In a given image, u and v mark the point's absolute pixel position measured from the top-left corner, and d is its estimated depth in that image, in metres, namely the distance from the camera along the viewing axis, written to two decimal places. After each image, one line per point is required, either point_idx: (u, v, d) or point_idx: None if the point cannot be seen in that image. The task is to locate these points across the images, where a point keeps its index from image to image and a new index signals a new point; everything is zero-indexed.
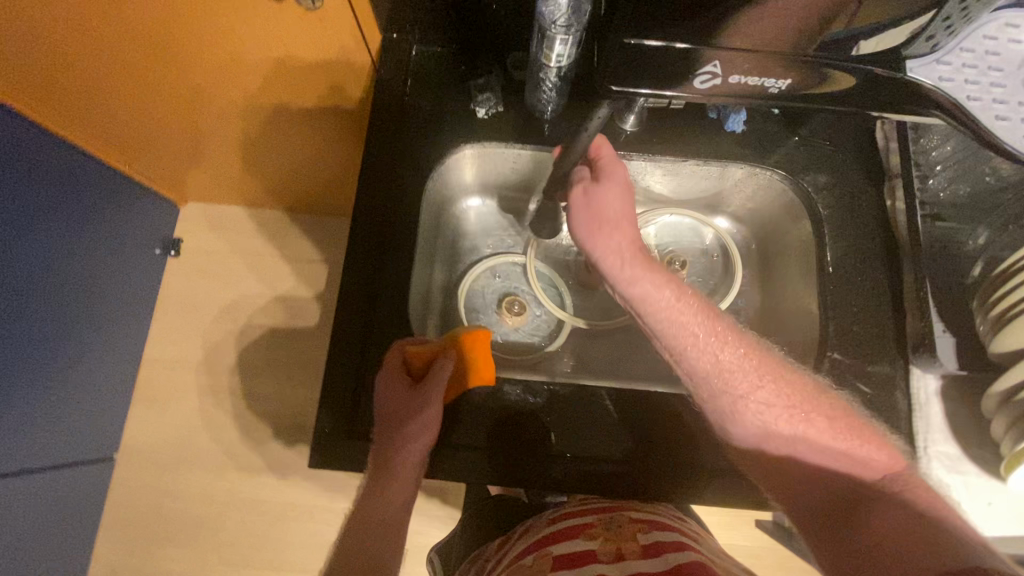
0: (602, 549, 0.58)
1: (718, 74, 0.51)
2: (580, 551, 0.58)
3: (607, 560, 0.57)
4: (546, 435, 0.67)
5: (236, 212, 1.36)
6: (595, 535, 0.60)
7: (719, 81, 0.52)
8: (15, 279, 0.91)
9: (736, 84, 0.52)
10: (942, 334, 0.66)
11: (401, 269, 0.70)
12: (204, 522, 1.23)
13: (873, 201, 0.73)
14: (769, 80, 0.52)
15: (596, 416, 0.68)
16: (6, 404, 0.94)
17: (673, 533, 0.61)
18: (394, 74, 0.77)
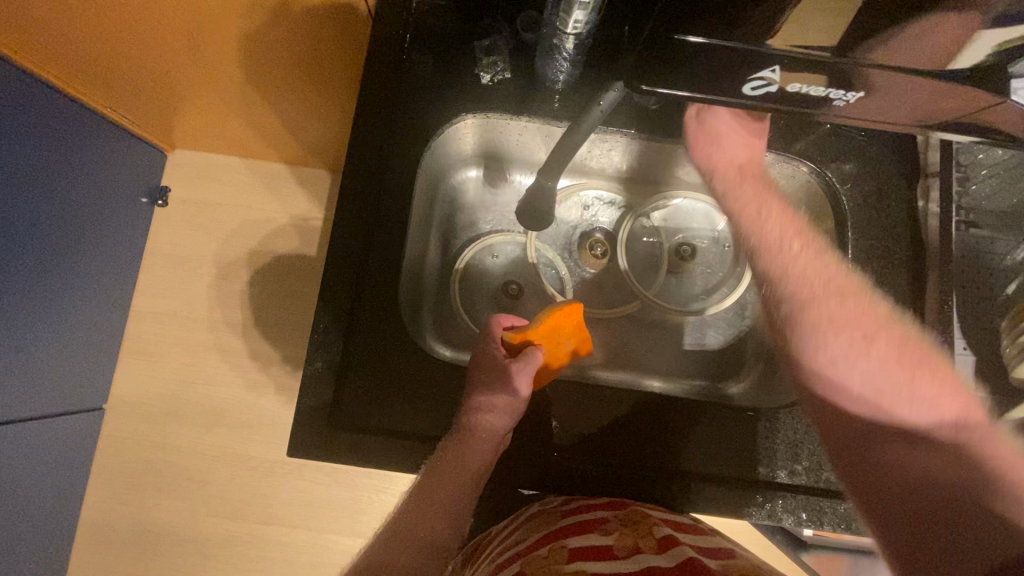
0: (618, 545, 0.55)
1: (770, 84, 0.48)
2: (596, 545, 0.55)
3: (623, 555, 0.54)
4: (528, 431, 0.66)
5: (225, 162, 1.29)
6: (609, 532, 0.57)
7: (773, 90, 0.49)
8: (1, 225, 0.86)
9: (797, 93, 0.49)
10: (963, 351, 0.62)
11: (392, 248, 0.65)
12: (193, 476, 1.23)
13: (903, 201, 0.68)
14: (837, 93, 0.49)
15: (585, 411, 0.67)
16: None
17: (689, 533, 0.59)
18: (392, 26, 0.69)
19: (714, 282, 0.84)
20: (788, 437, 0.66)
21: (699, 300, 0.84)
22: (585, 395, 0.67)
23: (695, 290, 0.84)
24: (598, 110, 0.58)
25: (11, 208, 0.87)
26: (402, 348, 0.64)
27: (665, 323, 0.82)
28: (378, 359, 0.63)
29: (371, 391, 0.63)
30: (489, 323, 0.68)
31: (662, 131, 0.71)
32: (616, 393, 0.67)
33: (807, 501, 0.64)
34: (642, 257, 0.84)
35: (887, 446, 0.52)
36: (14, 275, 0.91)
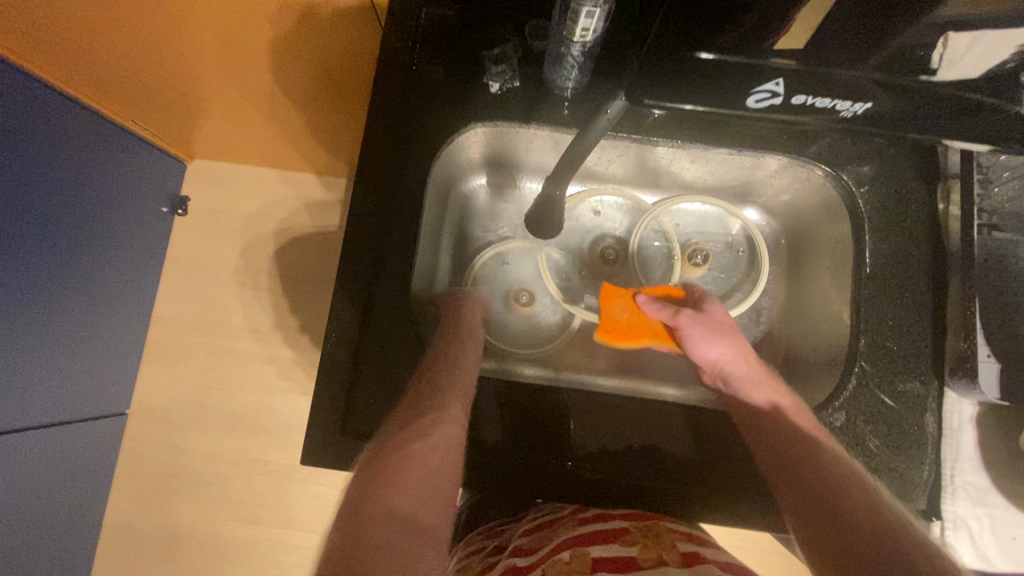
0: (642, 556, 0.55)
1: (778, 93, 0.45)
2: (621, 557, 0.55)
3: (648, 567, 0.54)
4: (542, 438, 0.66)
5: (243, 171, 1.32)
6: (633, 542, 0.57)
7: (779, 100, 0.46)
8: (25, 235, 0.89)
9: (800, 104, 0.46)
10: (987, 358, 0.61)
11: (402, 257, 0.65)
12: (213, 480, 1.25)
13: (923, 204, 0.66)
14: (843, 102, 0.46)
15: (598, 421, 0.66)
16: (22, 360, 0.95)
17: (711, 548, 0.58)
18: (402, 37, 0.70)
19: (728, 287, 0.83)
20: None
21: None
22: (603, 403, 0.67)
23: (706, 295, 0.83)
24: (604, 119, 0.56)
25: (35, 218, 0.89)
26: (414, 357, 0.64)
27: None
28: (388, 367, 0.64)
29: (383, 399, 0.63)
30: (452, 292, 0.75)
31: (671, 137, 0.70)
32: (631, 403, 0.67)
33: None
34: (654, 262, 0.83)
35: (803, 466, 0.59)
36: (38, 284, 0.93)
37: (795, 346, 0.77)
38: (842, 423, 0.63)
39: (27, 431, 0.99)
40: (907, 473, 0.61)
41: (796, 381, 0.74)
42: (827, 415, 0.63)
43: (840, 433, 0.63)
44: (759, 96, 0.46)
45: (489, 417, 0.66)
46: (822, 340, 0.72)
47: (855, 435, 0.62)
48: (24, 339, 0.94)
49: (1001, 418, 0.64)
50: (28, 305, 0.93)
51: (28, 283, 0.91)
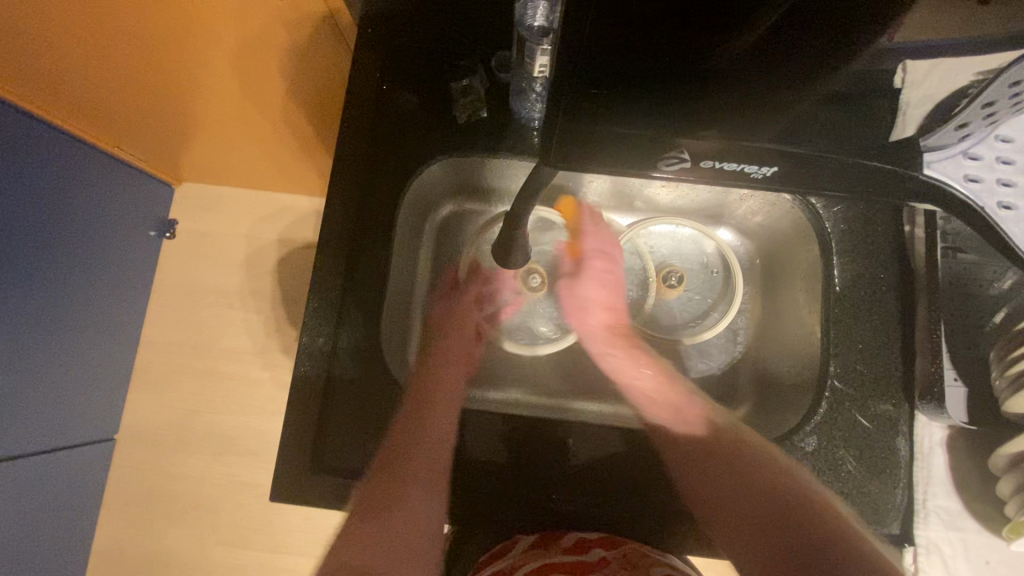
0: None
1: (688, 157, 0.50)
2: None
3: None
4: (523, 465, 0.64)
5: (230, 194, 1.32)
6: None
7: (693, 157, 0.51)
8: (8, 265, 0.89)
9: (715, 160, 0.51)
10: (954, 383, 0.61)
11: (374, 287, 0.66)
12: (202, 504, 1.24)
13: (891, 226, 0.67)
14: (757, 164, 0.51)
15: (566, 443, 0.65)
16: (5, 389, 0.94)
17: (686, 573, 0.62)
18: (372, 66, 0.70)
19: (704, 309, 0.83)
20: None
21: (688, 324, 0.83)
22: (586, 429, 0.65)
23: (683, 314, 0.84)
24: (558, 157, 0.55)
25: (17, 248, 0.89)
26: (388, 386, 0.64)
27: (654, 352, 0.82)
28: (360, 397, 0.64)
29: (356, 430, 0.63)
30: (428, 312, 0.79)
31: None
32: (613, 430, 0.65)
33: None
34: (631, 283, 0.84)
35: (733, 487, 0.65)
36: (24, 312, 0.94)
37: (771, 367, 0.77)
38: (815, 447, 0.63)
39: (11, 460, 0.98)
40: (881, 497, 0.61)
41: (773, 402, 0.75)
42: (799, 440, 0.63)
43: (813, 458, 0.63)
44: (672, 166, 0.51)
45: (460, 443, 0.66)
46: (797, 362, 0.72)
47: (826, 459, 0.62)
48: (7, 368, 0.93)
49: (973, 441, 0.64)
50: (11, 335, 0.93)
51: (11, 313, 0.91)
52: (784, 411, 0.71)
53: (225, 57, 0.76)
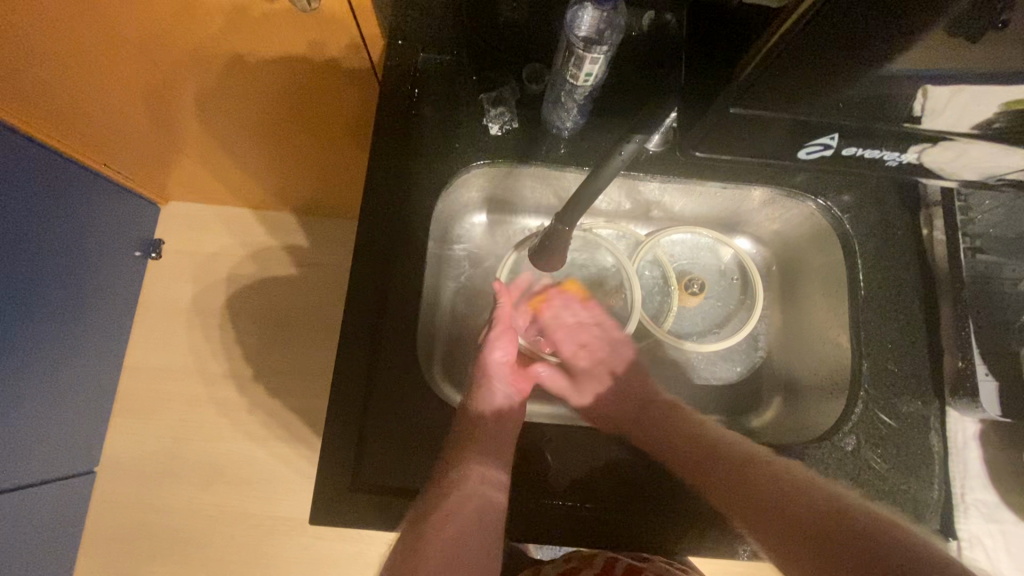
0: None
1: (829, 147, 0.55)
2: None
3: None
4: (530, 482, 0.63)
5: (218, 211, 1.24)
6: None
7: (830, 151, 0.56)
8: None
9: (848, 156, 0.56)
10: (985, 377, 0.63)
11: (408, 299, 0.64)
12: (190, 539, 1.11)
13: (908, 228, 0.70)
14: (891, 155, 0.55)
15: (588, 444, 0.64)
16: None
17: None
18: (400, 81, 0.71)
19: (725, 314, 0.84)
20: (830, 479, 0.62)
21: (710, 330, 0.84)
22: (570, 434, 0.65)
23: (705, 321, 0.85)
24: (618, 159, 0.60)
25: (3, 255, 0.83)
26: (424, 399, 0.62)
27: (680, 360, 0.82)
28: (397, 411, 0.62)
29: (391, 447, 0.61)
30: (453, 325, 0.78)
31: (667, 174, 0.71)
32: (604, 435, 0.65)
33: None
34: (652, 292, 0.84)
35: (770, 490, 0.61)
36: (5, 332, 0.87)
37: (795, 371, 0.78)
38: (853, 446, 0.63)
39: None
40: (918, 495, 0.62)
41: (799, 405, 0.75)
42: (838, 440, 0.63)
43: (852, 457, 0.63)
44: (810, 150, 0.56)
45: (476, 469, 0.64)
46: (821, 364, 0.73)
47: (863, 459, 0.63)
48: None
49: (1000, 435, 0.65)
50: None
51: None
52: (813, 413, 0.72)
53: (234, 63, 0.71)
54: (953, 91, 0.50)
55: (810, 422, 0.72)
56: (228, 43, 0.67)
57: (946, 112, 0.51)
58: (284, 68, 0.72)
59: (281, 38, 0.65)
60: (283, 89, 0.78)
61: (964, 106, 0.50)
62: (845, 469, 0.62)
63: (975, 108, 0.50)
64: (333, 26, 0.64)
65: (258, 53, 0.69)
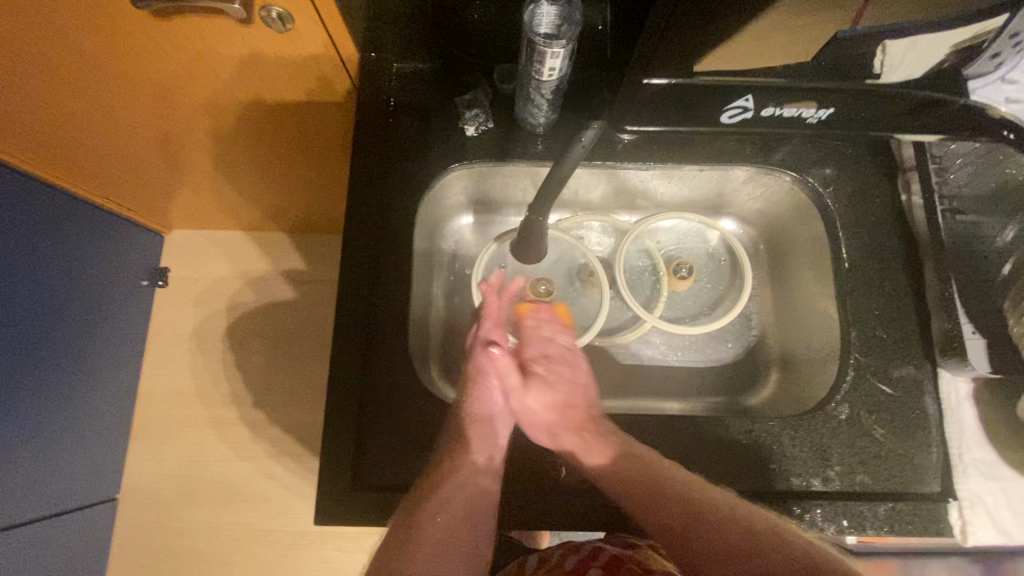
0: None
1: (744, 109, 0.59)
2: None
3: None
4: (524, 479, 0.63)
5: (219, 236, 1.27)
6: None
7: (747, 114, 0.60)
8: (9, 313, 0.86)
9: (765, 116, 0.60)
10: (973, 336, 0.63)
11: (399, 302, 0.66)
12: (213, 558, 1.13)
13: (888, 195, 0.70)
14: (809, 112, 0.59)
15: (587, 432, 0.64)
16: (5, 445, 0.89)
17: None
18: (377, 93, 0.73)
19: (715, 296, 0.85)
20: (826, 448, 0.62)
21: (702, 312, 0.85)
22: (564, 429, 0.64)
23: (697, 304, 0.85)
24: (580, 147, 0.62)
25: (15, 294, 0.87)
26: (421, 398, 0.64)
27: (673, 344, 0.83)
28: (396, 411, 0.63)
29: (391, 448, 0.62)
30: (446, 325, 0.79)
31: (644, 160, 0.72)
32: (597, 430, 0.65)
33: (851, 505, 0.61)
34: (641, 280, 0.85)
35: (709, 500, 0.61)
36: (21, 365, 0.90)
37: (789, 347, 0.78)
38: (847, 415, 0.63)
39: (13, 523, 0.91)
40: (916, 459, 0.62)
41: (795, 380, 0.76)
42: (832, 410, 0.64)
43: (846, 426, 0.63)
44: (731, 113, 0.59)
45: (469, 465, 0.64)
46: (814, 338, 0.74)
47: (859, 427, 0.63)
48: (10, 421, 0.89)
49: (995, 393, 0.66)
50: (14, 384, 0.89)
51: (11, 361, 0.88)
52: (808, 387, 0.73)
53: (219, 88, 0.73)
54: (908, 44, 0.53)
55: (806, 394, 0.72)
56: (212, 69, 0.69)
57: (902, 65, 0.55)
58: (267, 92, 0.75)
59: (261, 60, 0.67)
60: (268, 113, 0.80)
61: (916, 57, 0.54)
62: (839, 438, 0.63)
63: (928, 57, 0.54)
64: (308, 47, 0.66)
65: (242, 78, 0.71)
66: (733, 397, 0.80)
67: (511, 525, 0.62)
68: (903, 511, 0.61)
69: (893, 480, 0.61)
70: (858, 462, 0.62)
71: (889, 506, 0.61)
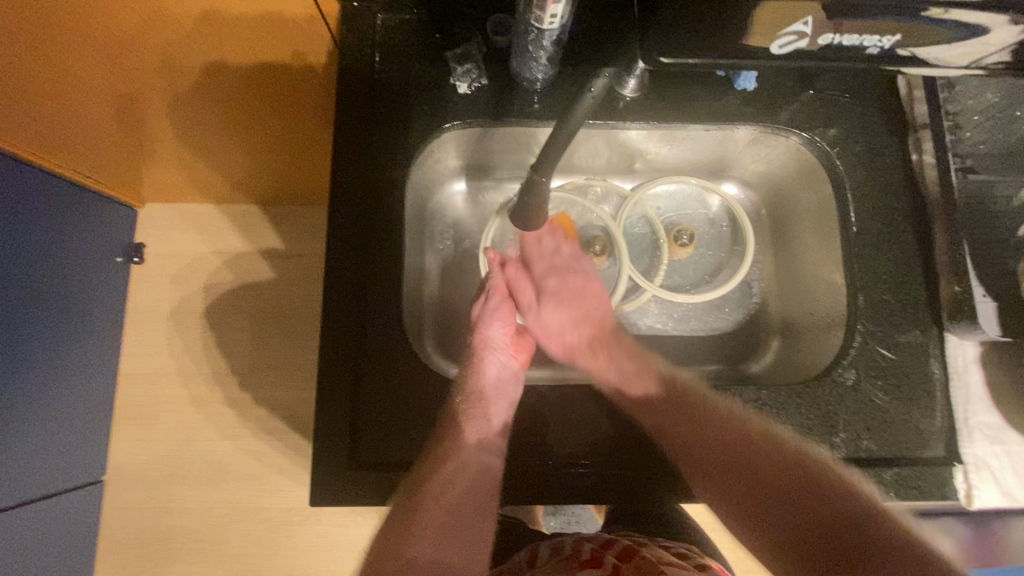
0: None
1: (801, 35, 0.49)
2: None
3: None
4: (522, 457, 0.62)
5: (196, 210, 1.20)
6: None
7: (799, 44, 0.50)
8: None
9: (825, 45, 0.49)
10: (984, 299, 0.62)
11: (393, 273, 0.62)
12: (206, 537, 1.11)
13: (897, 155, 0.68)
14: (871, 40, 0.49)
15: (593, 401, 0.64)
16: None
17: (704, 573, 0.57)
18: (361, 49, 0.68)
19: (717, 264, 0.83)
20: (834, 412, 0.62)
21: (701, 280, 0.83)
22: (560, 402, 0.64)
23: (697, 271, 0.83)
24: (588, 96, 0.57)
25: None
26: (419, 374, 0.61)
27: (676, 313, 0.81)
28: (394, 387, 0.60)
29: (388, 426, 0.60)
30: (441, 298, 0.76)
31: (650, 119, 0.69)
32: (592, 401, 0.64)
33: (860, 473, 0.60)
34: (641, 248, 0.82)
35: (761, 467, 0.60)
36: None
37: (792, 315, 0.77)
38: (856, 380, 0.62)
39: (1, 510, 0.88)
40: (921, 423, 0.61)
41: (798, 347, 0.74)
42: (839, 375, 0.62)
43: (854, 392, 0.62)
44: (784, 42, 0.49)
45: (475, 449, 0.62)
46: (818, 304, 0.72)
47: (865, 393, 0.62)
48: None
49: (1000, 355, 0.65)
50: None
51: None
52: (811, 353, 0.72)
53: (191, 51, 0.67)
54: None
55: (809, 360, 0.71)
56: (179, 25, 0.62)
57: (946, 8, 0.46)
58: (239, 55, 0.68)
59: (235, 18, 0.61)
60: (243, 78, 0.74)
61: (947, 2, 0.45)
62: (847, 403, 0.62)
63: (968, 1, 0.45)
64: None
65: (216, 38, 0.65)
66: (735, 366, 0.79)
67: (509, 503, 0.61)
68: (908, 475, 0.61)
69: (896, 444, 0.61)
70: (864, 429, 0.61)
71: (895, 471, 0.60)
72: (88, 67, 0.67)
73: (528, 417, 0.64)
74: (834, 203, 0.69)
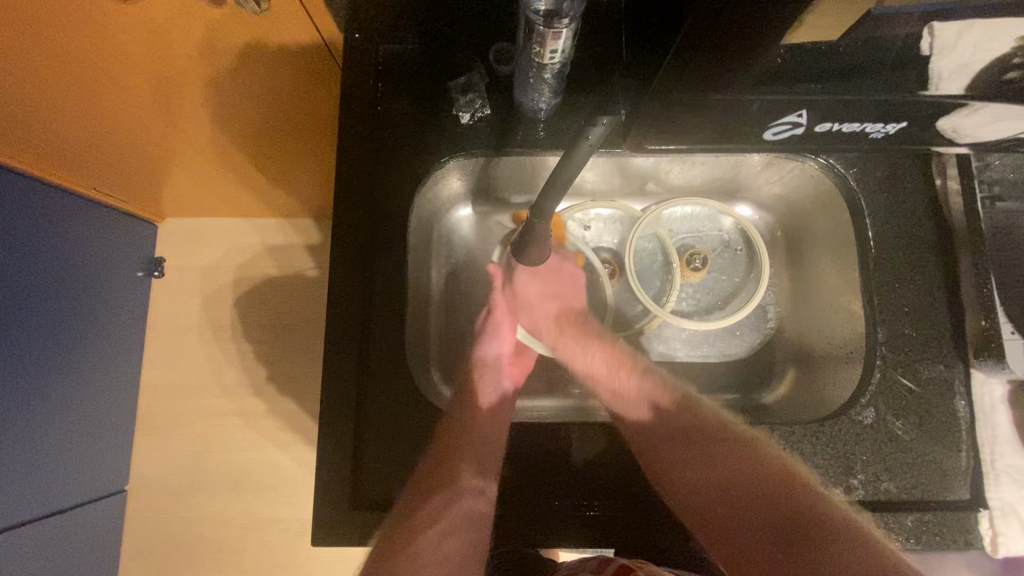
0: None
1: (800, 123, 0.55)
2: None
3: None
4: (527, 494, 0.61)
5: (214, 225, 1.22)
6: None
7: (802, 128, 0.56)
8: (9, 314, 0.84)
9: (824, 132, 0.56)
10: (1011, 336, 0.60)
11: (397, 304, 0.62)
12: (225, 546, 1.13)
13: (920, 180, 0.65)
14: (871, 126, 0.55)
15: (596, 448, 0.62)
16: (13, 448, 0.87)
17: None
18: (363, 77, 0.67)
19: (731, 288, 0.80)
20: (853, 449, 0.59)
21: (713, 304, 0.81)
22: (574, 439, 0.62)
23: (708, 295, 0.81)
24: (587, 143, 0.54)
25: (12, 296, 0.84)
26: (422, 408, 0.61)
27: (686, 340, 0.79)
28: (398, 420, 0.60)
29: (391, 461, 0.60)
30: (445, 328, 0.75)
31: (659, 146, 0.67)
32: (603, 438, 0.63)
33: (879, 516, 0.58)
34: (651, 270, 0.80)
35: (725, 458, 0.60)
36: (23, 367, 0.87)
37: (809, 342, 0.74)
38: (874, 418, 0.60)
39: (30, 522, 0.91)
40: (946, 463, 0.59)
41: (815, 374, 0.72)
42: (856, 414, 0.60)
43: (872, 430, 0.59)
44: (777, 130, 0.56)
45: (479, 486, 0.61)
46: (835, 334, 0.69)
47: (886, 429, 0.59)
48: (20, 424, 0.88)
49: None
50: (19, 386, 0.87)
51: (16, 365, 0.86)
52: (829, 381, 0.69)
53: (201, 76, 0.68)
54: (963, 27, 0.47)
55: (828, 390, 0.69)
56: (191, 54, 0.63)
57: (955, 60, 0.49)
58: (245, 77, 0.70)
59: (238, 43, 0.63)
60: (250, 100, 0.75)
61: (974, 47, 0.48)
62: (867, 440, 0.59)
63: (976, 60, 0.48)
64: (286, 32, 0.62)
65: (225, 62, 0.66)
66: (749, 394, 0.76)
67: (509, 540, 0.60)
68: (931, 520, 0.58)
69: (918, 486, 0.58)
70: (884, 469, 0.59)
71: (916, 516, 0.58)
72: (106, 96, 0.69)
73: (539, 454, 0.62)
74: (853, 227, 0.66)
